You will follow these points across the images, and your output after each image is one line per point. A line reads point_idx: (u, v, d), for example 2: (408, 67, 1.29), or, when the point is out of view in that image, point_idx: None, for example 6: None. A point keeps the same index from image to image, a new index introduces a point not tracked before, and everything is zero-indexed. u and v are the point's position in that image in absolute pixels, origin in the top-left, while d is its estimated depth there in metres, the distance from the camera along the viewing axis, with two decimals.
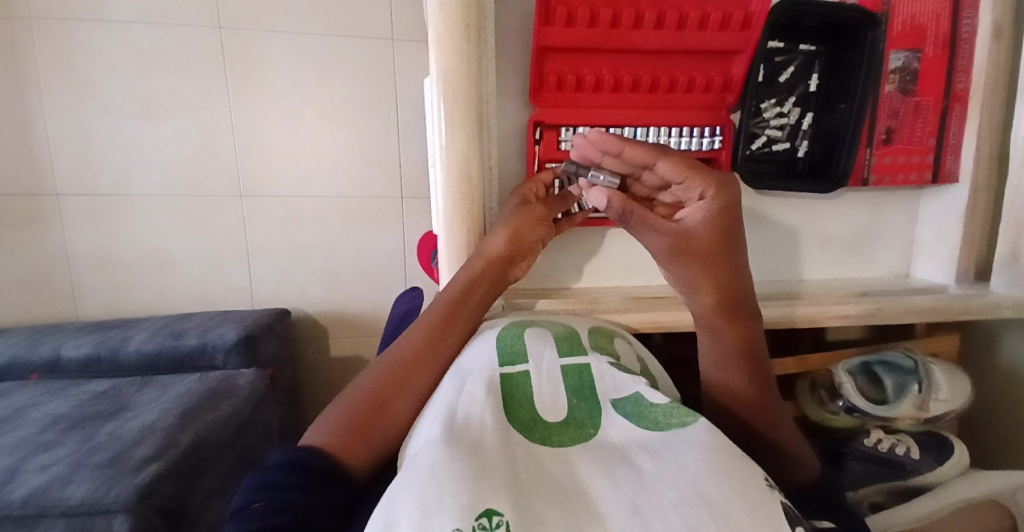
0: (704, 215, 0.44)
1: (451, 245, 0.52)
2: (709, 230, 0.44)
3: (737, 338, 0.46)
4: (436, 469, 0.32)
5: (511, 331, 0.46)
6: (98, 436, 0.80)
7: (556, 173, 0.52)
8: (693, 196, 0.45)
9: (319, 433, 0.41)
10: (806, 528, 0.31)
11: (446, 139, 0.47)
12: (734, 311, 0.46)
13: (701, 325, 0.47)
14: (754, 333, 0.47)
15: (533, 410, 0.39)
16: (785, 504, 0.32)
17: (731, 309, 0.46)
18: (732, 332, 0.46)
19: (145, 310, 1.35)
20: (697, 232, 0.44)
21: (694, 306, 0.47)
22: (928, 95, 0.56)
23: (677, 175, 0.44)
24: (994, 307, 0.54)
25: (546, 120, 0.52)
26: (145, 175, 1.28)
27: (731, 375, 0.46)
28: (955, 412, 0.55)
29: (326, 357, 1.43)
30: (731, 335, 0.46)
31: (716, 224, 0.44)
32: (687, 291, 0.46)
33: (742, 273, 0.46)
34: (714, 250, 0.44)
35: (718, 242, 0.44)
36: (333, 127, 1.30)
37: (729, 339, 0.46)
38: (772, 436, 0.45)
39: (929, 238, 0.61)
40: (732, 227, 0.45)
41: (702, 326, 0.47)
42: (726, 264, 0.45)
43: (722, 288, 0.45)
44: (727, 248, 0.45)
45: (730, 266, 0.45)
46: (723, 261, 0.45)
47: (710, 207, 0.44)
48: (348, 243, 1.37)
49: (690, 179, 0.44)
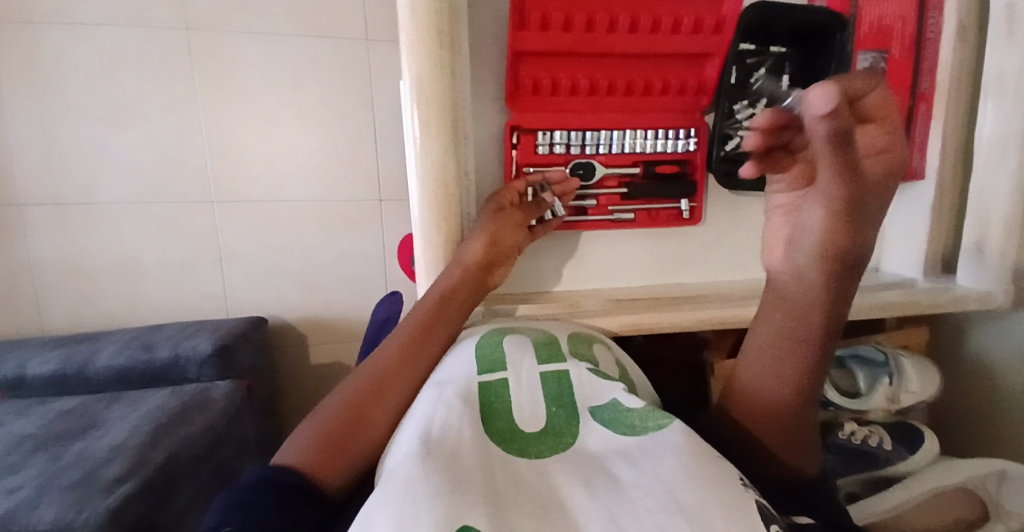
0: (884, 169, 0.37)
1: (426, 254, 0.50)
2: (875, 191, 0.38)
3: (825, 325, 0.41)
4: (412, 485, 0.31)
5: (491, 339, 0.47)
6: (66, 457, 0.77)
7: (528, 182, 0.52)
8: (878, 146, 0.37)
9: (295, 448, 0.40)
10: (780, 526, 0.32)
11: (420, 145, 0.45)
12: (840, 298, 0.40)
13: (802, 293, 0.42)
14: (841, 321, 0.42)
15: (510, 422, 0.39)
16: (760, 502, 0.33)
17: (837, 294, 0.41)
18: (824, 314, 0.41)
19: (114, 321, 1.31)
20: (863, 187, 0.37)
21: (806, 270, 0.41)
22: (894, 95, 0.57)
23: (881, 109, 0.37)
24: (962, 301, 0.56)
25: (523, 124, 0.52)
26: (110, 182, 1.23)
27: (802, 355, 0.42)
28: (925, 402, 0.56)
29: (306, 364, 1.41)
30: (825, 317, 0.41)
31: (880, 185, 0.38)
32: (806, 252, 0.40)
33: (863, 261, 0.40)
34: (851, 222, 0.38)
35: (864, 210, 0.38)
36: (308, 130, 1.27)
37: (818, 318, 0.41)
38: (769, 445, 0.44)
39: (895, 234, 0.63)
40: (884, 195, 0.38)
41: (800, 293, 0.42)
42: (857, 239, 0.38)
43: (842, 266, 0.39)
44: (865, 227, 0.39)
45: (856, 245, 0.39)
46: (845, 238, 0.38)
47: (889, 163, 0.37)
48: (326, 248, 1.34)
49: (884, 122, 0.37)
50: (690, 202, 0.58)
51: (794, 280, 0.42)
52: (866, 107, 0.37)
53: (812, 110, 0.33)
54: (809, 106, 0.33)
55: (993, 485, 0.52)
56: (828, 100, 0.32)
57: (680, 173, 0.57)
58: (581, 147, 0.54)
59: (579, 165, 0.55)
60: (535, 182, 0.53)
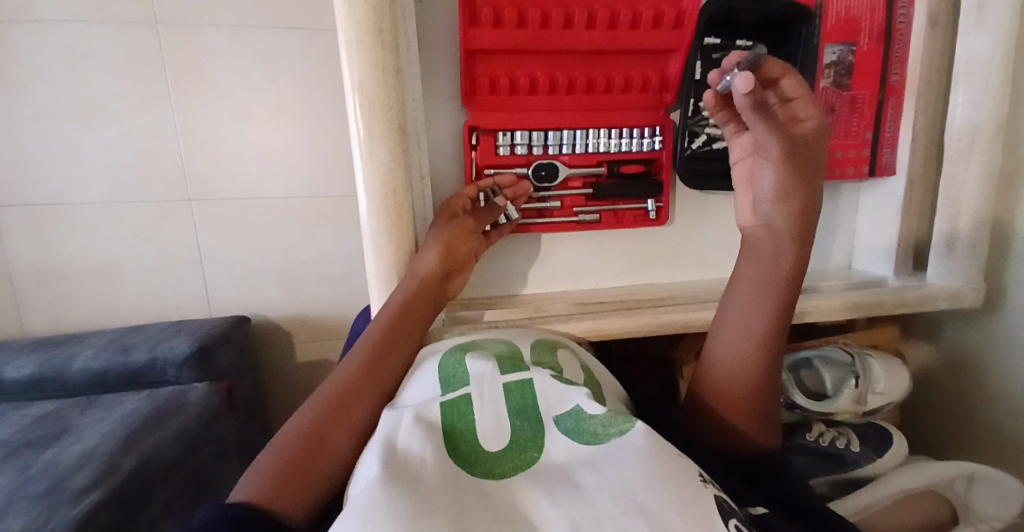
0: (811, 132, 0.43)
1: (380, 264, 0.48)
2: (813, 140, 0.43)
3: (791, 271, 0.45)
4: (372, 513, 0.29)
5: (453, 356, 0.44)
6: (35, 465, 0.76)
7: (480, 185, 0.51)
8: (803, 118, 0.43)
9: (249, 485, 0.37)
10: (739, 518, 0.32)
11: (365, 150, 0.43)
12: (804, 237, 0.45)
13: (769, 239, 0.46)
14: (805, 262, 0.46)
15: (474, 444, 0.37)
16: (719, 497, 0.32)
17: (802, 232, 0.45)
18: (792, 255, 0.45)
19: (94, 323, 1.29)
20: (800, 139, 0.43)
21: (771, 214, 0.46)
22: (863, 89, 0.55)
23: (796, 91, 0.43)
24: (931, 300, 0.55)
25: (482, 125, 0.51)
26: (83, 182, 1.21)
27: (772, 305, 0.46)
28: (893, 403, 0.55)
29: (293, 363, 1.39)
30: (791, 259, 0.45)
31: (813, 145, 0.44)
32: (769, 198, 0.46)
33: (815, 200, 0.45)
34: (798, 166, 0.44)
35: (808, 158, 0.44)
36: (285, 126, 1.24)
37: (785, 262, 0.45)
38: (739, 421, 0.46)
39: (867, 231, 0.62)
40: (822, 145, 0.44)
41: (766, 239, 0.46)
42: (807, 189, 0.45)
43: (801, 209, 0.45)
44: (810, 179, 0.45)
45: (808, 188, 0.44)
46: (800, 180, 0.44)
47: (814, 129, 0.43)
48: (308, 246, 1.32)
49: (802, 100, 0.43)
50: (656, 202, 0.57)
51: (761, 227, 0.47)
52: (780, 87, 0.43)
53: (737, 88, 0.40)
54: (733, 86, 0.41)
55: (960, 487, 0.52)
56: (744, 77, 0.39)
57: (647, 172, 0.56)
58: (544, 147, 0.53)
59: (542, 166, 0.54)
60: (485, 186, 0.51)
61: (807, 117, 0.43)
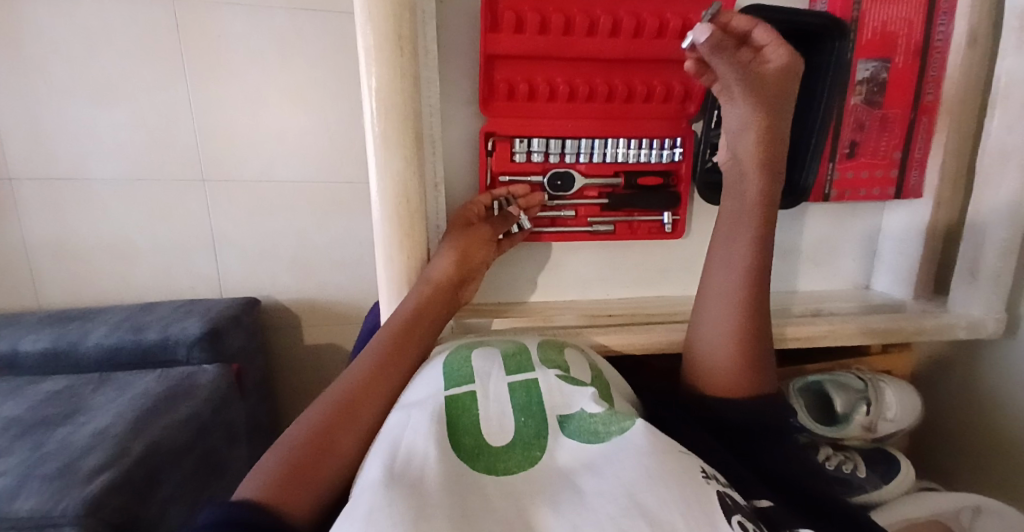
0: (779, 71, 0.42)
1: (391, 272, 0.48)
2: (779, 80, 0.42)
3: (761, 201, 0.46)
4: (374, 515, 0.27)
5: (459, 354, 0.44)
6: (48, 444, 0.78)
7: (494, 195, 0.51)
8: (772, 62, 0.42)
9: (254, 484, 0.35)
10: (745, 514, 0.31)
11: (380, 158, 0.42)
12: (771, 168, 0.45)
13: (736, 170, 0.46)
14: (777, 192, 0.47)
15: (479, 438, 0.36)
16: (721, 492, 0.32)
17: (770, 161, 0.45)
18: (758, 186, 0.46)
19: (108, 299, 1.31)
20: (765, 78, 0.42)
21: (737, 147, 0.46)
22: (895, 107, 0.53)
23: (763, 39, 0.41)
24: (949, 329, 0.54)
25: (498, 131, 0.49)
26: (101, 160, 1.21)
27: (748, 249, 0.47)
28: (904, 429, 0.55)
29: (301, 345, 1.40)
30: (759, 192, 0.46)
31: (781, 82, 0.42)
32: (734, 131, 0.45)
33: (782, 126, 0.45)
34: (763, 100, 0.43)
35: (774, 94, 0.43)
36: (299, 108, 1.23)
37: (753, 195, 0.46)
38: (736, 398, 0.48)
39: (889, 252, 0.60)
40: (791, 80, 0.43)
41: (734, 172, 0.47)
42: (776, 121, 0.44)
43: (769, 143, 0.45)
44: (778, 113, 0.44)
45: (776, 121, 0.44)
46: (765, 110, 0.43)
47: (781, 68, 0.42)
48: (318, 231, 1.32)
49: (772, 46, 0.41)
50: (673, 215, 0.55)
51: (729, 161, 0.47)
52: (752, 38, 0.42)
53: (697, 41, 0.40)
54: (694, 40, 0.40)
55: (964, 518, 0.51)
56: (702, 28, 0.39)
57: (664, 184, 0.54)
58: (560, 156, 0.52)
59: (557, 175, 0.53)
60: (500, 195, 0.51)
61: (773, 57, 0.41)
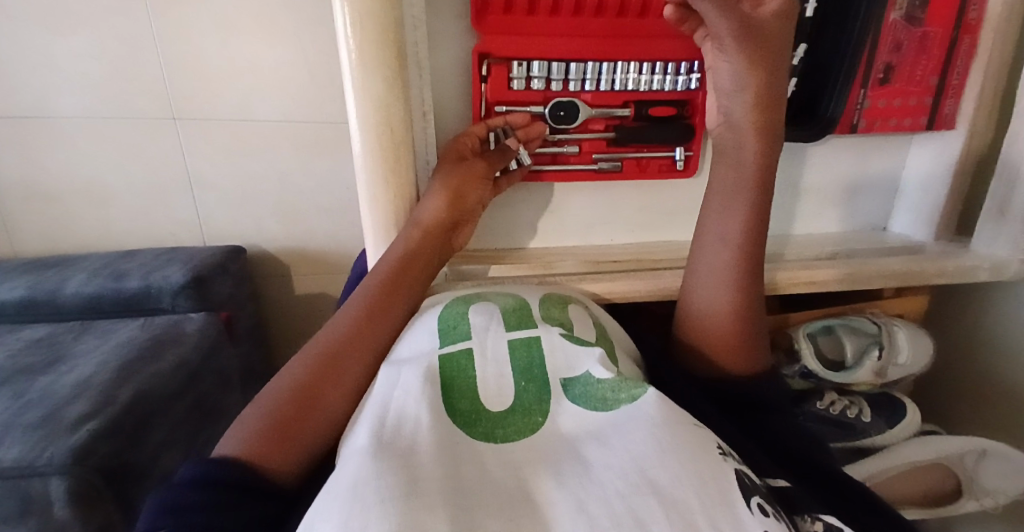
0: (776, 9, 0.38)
1: (375, 214, 0.44)
2: (775, 23, 0.38)
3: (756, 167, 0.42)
4: (361, 489, 0.25)
5: (456, 307, 0.40)
6: (31, 392, 0.76)
7: (490, 125, 0.46)
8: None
9: (236, 438, 0.32)
10: (763, 493, 0.29)
11: (358, 82, 0.37)
12: (766, 136, 0.41)
13: (731, 138, 0.43)
14: (775, 153, 0.42)
15: (475, 402, 0.33)
16: (740, 470, 0.29)
17: (766, 124, 0.41)
18: (754, 154, 0.42)
19: (87, 246, 1.25)
20: (760, 23, 0.38)
21: (730, 109, 0.42)
22: (936, 25, 0.47)
23: None
24: (971, 270, 0.51)
25: (493, 51, 0.43)
26: (61, 95, 1.12)
27: (741, 226, 0.43)
28: (913, 374, 0.54)
29: (291, 294, 1.35)
30: (755, 159, 0.42)
31: (779, 23, 0.38)
32: (726, 92, 0.42)
33: (777, 81, 0.40)
34: (755, 54, 0.39)
35: (771, 43, 0.39)
36: (272, 40, 1.10)
37: (750, 164, 0.42)
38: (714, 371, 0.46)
39: (911, 191, 0.57)
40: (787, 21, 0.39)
41: (731, 139, 0.43)
42: (771, 77, 0.40)
43: (766, 103, 0.40)
44: (774, 64, 0.40)
45: (769, 78, 0.40)
46: (758, 66, 0.39)
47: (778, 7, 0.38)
48: (302, 172, 1.21)
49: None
50: (685, 150, 0.51)
51: (724, 126, 0.43)
52: None
53: None
54: None
55: (968, 461, 0.51)
56: None
57: (677, 116, 0.50)
58: (564, 82, 0.46)
59: (560, 105, 0.47)
60: (496, 126, 0.46)
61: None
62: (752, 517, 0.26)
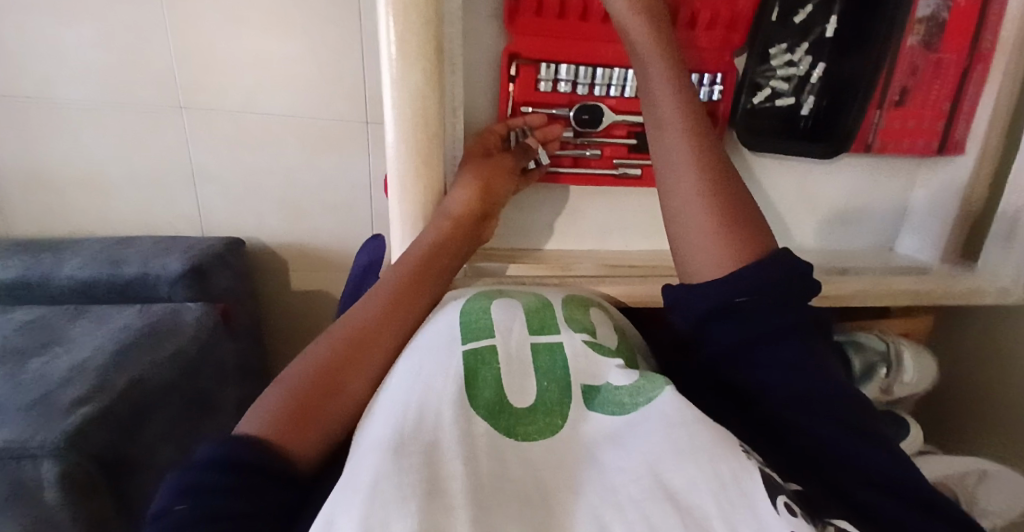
0: None
1: (403, 205, 0.44)
2: None
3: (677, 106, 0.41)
4: (382, 482, 0.25)
5: (479, 302, 0.40)
6: (24, 374, 0.74)
7: (511, 124, 0.47)
8: None
9: (257, 418, 0.32)
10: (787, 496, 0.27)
11: (397, 70, 0.37)
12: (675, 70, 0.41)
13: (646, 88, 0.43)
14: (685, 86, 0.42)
15: (500, 393, 0.33)
16: (764, 470, 0.28)
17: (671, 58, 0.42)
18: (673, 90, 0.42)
19: (83, 231, 1.24)
20: None
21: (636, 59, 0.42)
22: (952, 52, 0.49)
23: None
24: (979, 291, 0.53)
25: (523, 52, 0.44)
26: (67, 78, 1.11)
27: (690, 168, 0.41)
28: (920, 392, 0.54)
29: (289, 290, 1.34)
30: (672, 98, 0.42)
31: None
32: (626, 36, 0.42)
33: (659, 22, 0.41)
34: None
35: None
36: (284, 34, 1.10)
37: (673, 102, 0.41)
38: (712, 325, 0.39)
39: (919, 213, 0.58)
40: None
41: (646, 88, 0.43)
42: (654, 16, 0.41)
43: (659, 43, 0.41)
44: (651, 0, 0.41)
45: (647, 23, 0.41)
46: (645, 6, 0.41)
47: None
48: (307, 167, 1.21)
49: None
50: None
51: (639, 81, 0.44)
52: None
53: None
54: None
55: (971, 481, 0.51)
56: None
57: None
58: (589, 86, 0.47)
59: (585, 108, 0.48)
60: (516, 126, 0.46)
61: None
62: (778, 517, 0.24)
